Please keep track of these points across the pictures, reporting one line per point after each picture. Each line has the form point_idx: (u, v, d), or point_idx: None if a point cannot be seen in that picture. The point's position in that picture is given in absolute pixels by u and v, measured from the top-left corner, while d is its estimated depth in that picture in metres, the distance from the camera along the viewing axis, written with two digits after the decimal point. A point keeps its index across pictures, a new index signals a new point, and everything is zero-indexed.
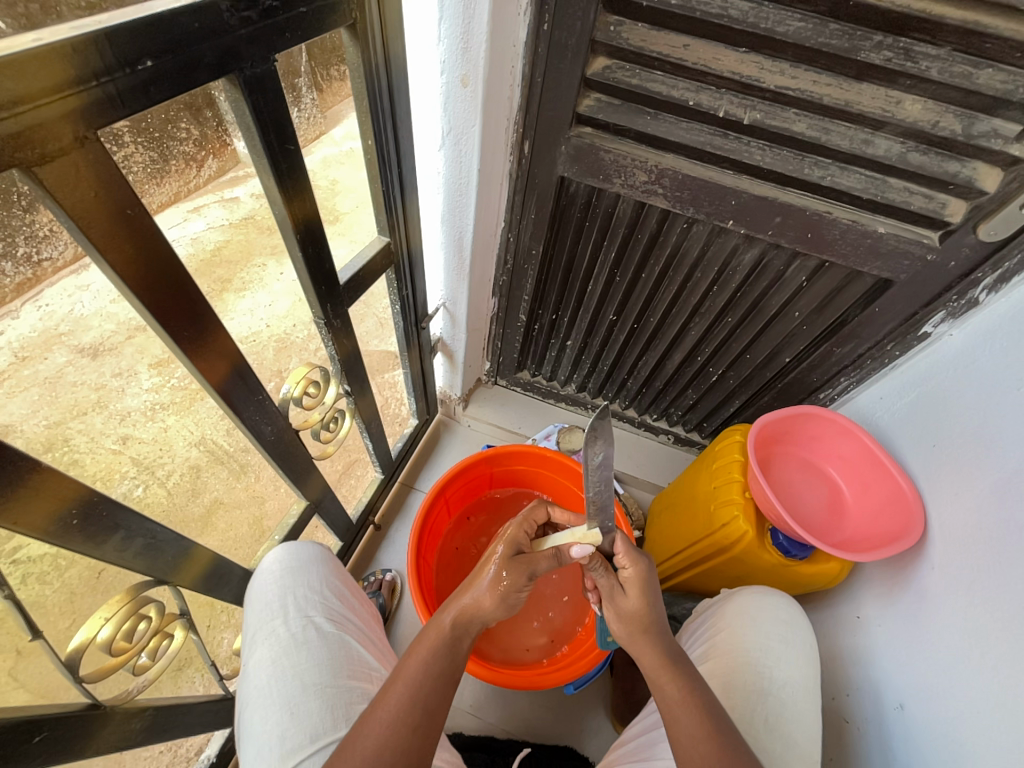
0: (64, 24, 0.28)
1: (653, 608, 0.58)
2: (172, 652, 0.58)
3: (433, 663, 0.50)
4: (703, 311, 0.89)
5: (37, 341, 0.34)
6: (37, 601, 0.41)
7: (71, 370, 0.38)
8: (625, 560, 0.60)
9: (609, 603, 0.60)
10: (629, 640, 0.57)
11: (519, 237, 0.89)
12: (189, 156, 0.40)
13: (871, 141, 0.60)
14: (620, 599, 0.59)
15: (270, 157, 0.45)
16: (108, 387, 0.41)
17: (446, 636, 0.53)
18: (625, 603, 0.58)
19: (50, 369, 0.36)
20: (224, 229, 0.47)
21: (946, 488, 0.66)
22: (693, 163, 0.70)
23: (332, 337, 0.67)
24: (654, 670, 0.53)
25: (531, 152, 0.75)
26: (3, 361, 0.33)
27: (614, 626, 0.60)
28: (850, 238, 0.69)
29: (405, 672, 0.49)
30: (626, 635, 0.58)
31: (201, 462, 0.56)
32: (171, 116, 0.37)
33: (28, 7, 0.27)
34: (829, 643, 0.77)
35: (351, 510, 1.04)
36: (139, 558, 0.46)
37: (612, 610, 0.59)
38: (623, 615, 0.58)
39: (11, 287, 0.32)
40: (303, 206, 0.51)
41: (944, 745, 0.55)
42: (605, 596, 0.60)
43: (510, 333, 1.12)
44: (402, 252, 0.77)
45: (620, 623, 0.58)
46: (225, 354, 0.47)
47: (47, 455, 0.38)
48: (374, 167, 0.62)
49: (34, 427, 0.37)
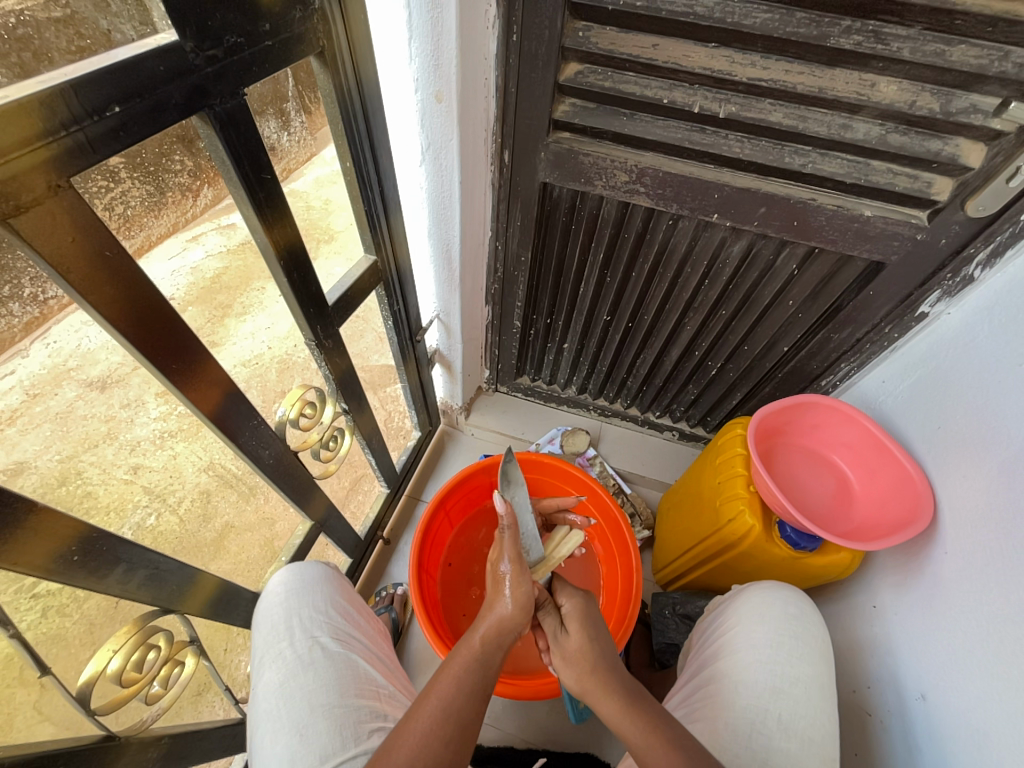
0: (50, 73, 0.29)
1: (597, 649, 0.57)
2: (184, 679, 0.58)
3: (467, 681, 0.50)
4: (696, 305, 0.89)
5: (46, 378, 0.36)
6: (58, 634, 0.42)
7: (81, 403, 0.39)
8: (561, 597, 0.62)
9: (555, 647, 0.59)
10: (580, 682, 0.56)
11: (507, 245, 0.90)
12: (185, 187, 0.42)
13: (849, 126, 0.60)
14: (565, 641, 0.58)
15: (249, 186, 0.45)
16: (118, 418, 0.43)
17: (480, 648, 0.53)
18: (570, 642, 0.58)
19: (61, 404, 0.38)
20: (223, 256, 0.49)
21: (955, 471, 0.64)
22: (673, 160, 0.70)
23: (325, 358, 0.67)
24: (615, 720, 0.52)
25: (511, 161, 0.76)
26: (16, 399, 0.35)
27: (567, 678, 0.57)
28: (837, 223, 0.69)
29: (437, 689, 0.49)
30: (582, 683, 0.55)
31: (211, 487, 0.58)
32: (165, 150, 0.38)
33: (21, 56, 0.28)
34: (847, 634, 0.76)
35: (359, 527, 1.04)
36: (144, 589, 0.46)
37: (560, 654, 0.58)
38: (570, 656, 0.57)
39: (19, 327, 0.33)
40: (285, 232, 0.52)
41: (967, 733, 0.53)
42: (551, 641, 0.60)
43: (506, 340, 1.13)
44: (390, 269, 0.77)
45: (572, 671, 0.57)
46: (216, 382, 0.48)
47: (62, 488, 0.40)
48: (356, 188, 0.63)
49: (47, 462, 0.38)
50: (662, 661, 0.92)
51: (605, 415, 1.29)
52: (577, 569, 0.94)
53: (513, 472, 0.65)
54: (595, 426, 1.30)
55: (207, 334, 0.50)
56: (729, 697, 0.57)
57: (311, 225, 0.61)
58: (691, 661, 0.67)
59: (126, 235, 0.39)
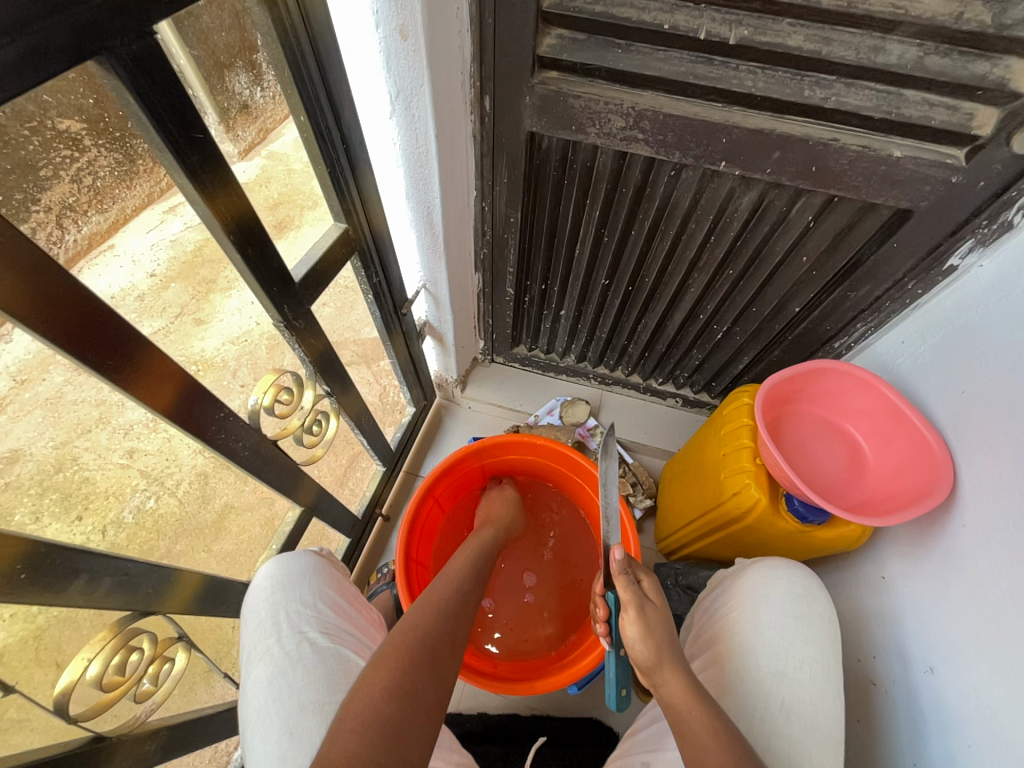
0: None
1: (671, 627, 0.57)
2: (177, 674, 0.57)
3: (478, 560, 0.69)
4: (702, 265, 0.82)
5: (32, 364, 0.36)
6: (68, 618, 0.43)
7: (70, 388, 0.39)
8: (641, 572, 0.62)
9: (637, 617, 0.56)
10: (656, 656, 0.53)
11: (494, 205, 0.82)
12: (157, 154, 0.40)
13: (882, 48, 0.51)
14: (649, 612, 0.57)
15: (178, 151, 0.39)
16: (109, 402, 0.43)
17: (484, 540, 0.74)
18: (652, 614, 0.56)
19: (50, 390, 0.38)
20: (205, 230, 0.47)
21: (978, 439, 0.59)
22: (675, 100, 0.61)
23: (297, 340, 0.62)
24: (676, 698, 0.49)
25: (493, 107, 0.67)
26: (4, 385, 0.35)
27: (638, 648, 0.55)
28: (862, 167, 0.61)
29: (449, 564, 0.68)
30: (656, 658, 0.54)
31: (208, 469, 0.58)
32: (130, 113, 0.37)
33: None
34: (853, 604, 0.74)
35: (356, 506, 1.03)
36: (112, 596, 0.44)
37: (637, 625, 0.56)
38: (649, 630, 0.55)
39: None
40: (232, 202, 0.46)
41: (978, 712, 0.52)
42: (635, 605, 0.56)
43: (500, 309, 1.07)
44: (364, 237, 0.71)
45: (651, 642, 0.54)
46: (166, 376, 0.43)
47: (58, 475, 0.42)
48: (314, 147, 0.56)
49: (42, 450, 0.40)
50: None
51: (606, 383, 1.24)
52: (577, 546, 0.90)
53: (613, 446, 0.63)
54: (596, 395, 1.25)
55: (193, 310, 0.50)
56: (730, 681, 0.55)
57: (293, 190, 0.59)
58: (694, 639, 0.66)
59: (100, 208, 0.39)
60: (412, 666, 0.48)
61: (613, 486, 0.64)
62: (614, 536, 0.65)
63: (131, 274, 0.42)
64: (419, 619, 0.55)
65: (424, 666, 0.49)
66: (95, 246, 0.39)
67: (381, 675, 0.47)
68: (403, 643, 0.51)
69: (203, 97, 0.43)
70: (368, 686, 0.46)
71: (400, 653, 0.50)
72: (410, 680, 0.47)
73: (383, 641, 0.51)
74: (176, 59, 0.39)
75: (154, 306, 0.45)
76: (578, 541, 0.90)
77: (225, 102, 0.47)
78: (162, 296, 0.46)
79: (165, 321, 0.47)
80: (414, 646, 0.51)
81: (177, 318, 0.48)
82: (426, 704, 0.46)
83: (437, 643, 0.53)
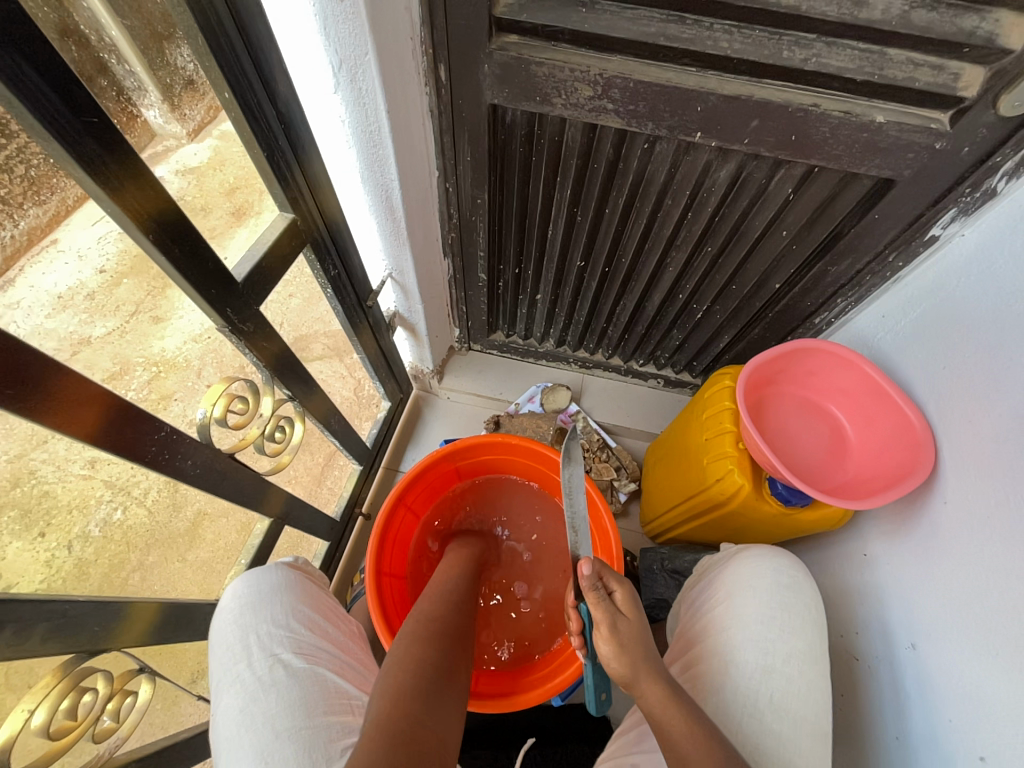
0: None
1: (646, 636, 0.56)
2: (140, 706, 0.58)
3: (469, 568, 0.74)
4: (679, 242, 0.78)
5: None
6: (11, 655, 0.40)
7: None
8: (612, 583, 0.59)
9: (609, 635, 0.54)
10: (632, 672, 0.53)
11: (459, 186, 0.77)
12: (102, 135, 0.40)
13: (865, 2, 0.47)
14: (622, 626, 0.55)
15: (60, 129, 0.34)
16: None
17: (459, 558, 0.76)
18: (625, 628, 0.55)
19: None
20: None
21: (959, 416, 0.59)
22: (646, 65, 0.57)
23: (248, 344, 0.58)
24: (657, 707, 0.51)
25: (450, 77, 0.62)
26: None
27: (613, 665, 0.54)
28: (843, 135, 0.57)
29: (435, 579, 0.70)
30: (631, 673, 0.53)
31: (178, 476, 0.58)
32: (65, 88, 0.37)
33: None
34: (834, 581, 0.74)
35: (334, 508, 1.00)
36: (50, 642, 0.43)
37: (609, 643, 0.54)
38: (623, 645, 0.54)
39: None
40: (147, 195, 0.41)
41: (956, 689, 0.53)
42: (605, 623, 0.54)
43: (473, 295, 1.02)
44: (315, 227, 0.65)
45: (625, 660, 0.53)
46: (89, 397, 0.40)
47: (15, 490, 0.41)
48: (245, 126, 0.50)
49: None
50: (652, 615, 0.92)
51: (586, 367, 1.21)
52: (549, 549, 0.86)
53: (575, 451, 0.62)
54: (577, 379, 1.22)
55: (150, 307, 0.49)
56: (718, 680, 0.56)
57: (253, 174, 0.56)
58: (680, 631, 0.66)
59: (37, 199, 0.38)
60: (442, 649, 0.56)
61: (579, 492, 0.63)
62: (584, 544, 0.63)
63: (79, 271, 0.42)
64: (437, 610, 0.62)
65: (451, 648, 0.57)
66: (35, 245, 0.39)
67: (420, 654, 0.54)
68: (429, 631, 0.58)
69: (143, 71, 0.43)
70: (413, 662, 0.52)
71: (430, 639, 0.56)
72: (443, 659, 0.54)
73: (409, 631, 0.58)
74: (108, 30, 0.39)
75: (107, 305, 0.45)
76: (551, 543, 0.87)
77: (169, 78, 0.45)
78: (116, 293, 0.45)
79: (119, 321, 0.46)
80: (440, 633, 0.58)
81: (133, 317, 0.47)
82: (457, 680, 0.54)
83: (455, 632, 0.60)
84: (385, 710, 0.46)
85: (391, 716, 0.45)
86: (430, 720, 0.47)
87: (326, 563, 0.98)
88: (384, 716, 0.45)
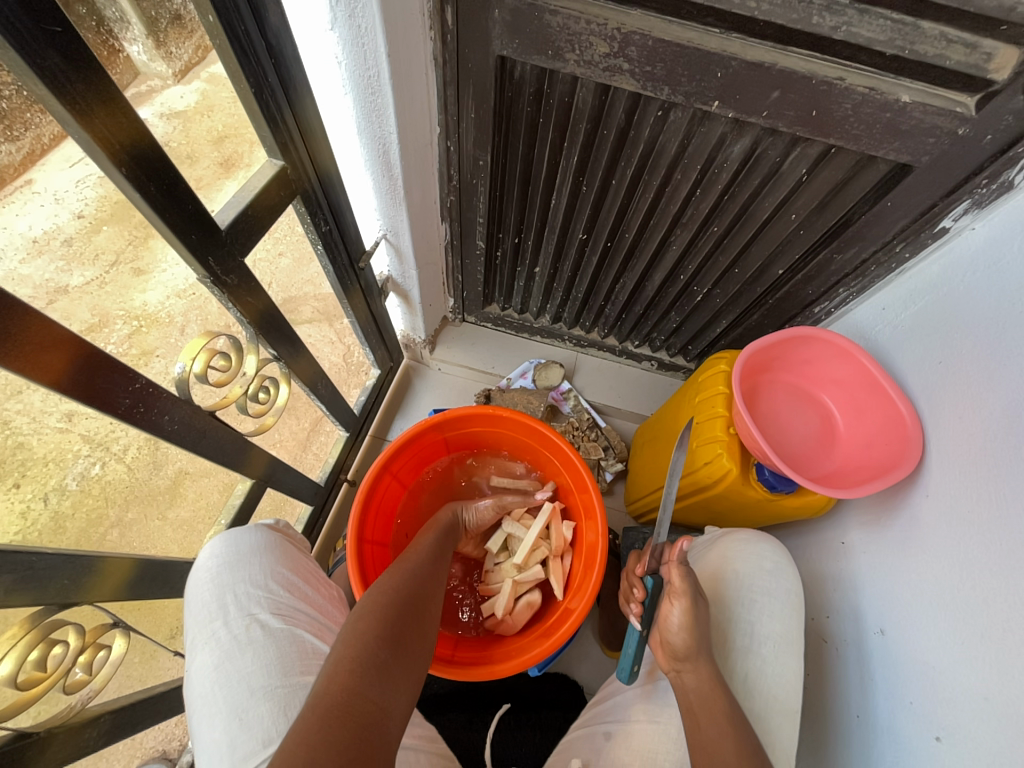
0: None
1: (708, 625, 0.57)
2: (114, 660, 0.58)
3: (442, 533, 0.72)
4: (685, 219, 0.76)
5: None
6: None
7: None
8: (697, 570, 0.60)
9: (689, 609, 0.55)
10: (689, 651, 0.54)
11: (461, 145, 0.73)
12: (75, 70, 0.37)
13: None
14: (699, 606, 0.56)
15: (18, 38, 0.30)
16: None
17: (439, 532, 0.72)
18: (700, 608, 0.56)
19: None
20: None
21: (949, 411, 0.59)
22: (666, 22, 0.53)
23: (230, 298, 0.55)
24: (706, 687, 0.52)
25: (456, 22, 0.58)
26: None
27: (679, 636, 0.55)
28: (865, 114, 0.55)
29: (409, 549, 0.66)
30: (694, 648, 0.54)
31: None
32: None
33: None
34: (811, 567, 0.76)
35: (318, 474, 0.99)
36: (14, 593, 0.42)
37: (681, 618, 0.55)
38: (697, 624, 0.55)
39: None
40: (121, 125, 0.38)
41: (918, 673, 0.55)
42: (689, 597, 0.55)
43: (470, 264, 0.99)
44: (305, 177, 0.62)
45: (693, 633, 0.54)
46: (54, 340, 0.37)
47: None
48: (232, 58, 0.46)
49: None
50: None
51: (581, 345, 1.19)
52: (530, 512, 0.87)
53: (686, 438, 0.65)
54: (570, 357, 1.21)
55: (130, 258, 0.47)
56: None
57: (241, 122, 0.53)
58: None
59: (10, 134, 0.35)
60: (393, 621, 0.52)
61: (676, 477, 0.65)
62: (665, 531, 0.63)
63: (55, 214, 0.40)
64: (400, 580, 0.58)
65: (408, 619, 0.54)
66: (8, 183, 0.37)
67: (372, 626, 0.51)
68: (384, 603, 0.54)
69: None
70: (360, 634, 0.49)
71: (382, 611, 0.53)
72: (395, 630, 0.51)
73: (366, 601, 0.55)
74: None
75: (85, 253, 0.43)
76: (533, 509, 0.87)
77: (153, 11, 0.42)
78: (94, 240, 0.43)
79: (98, 270, 0.44)
80: (396, 603, 0.55)
81: (113, 268, 0.45)
82: (409, 652, 0.51)
83: (415, 604, 0.56)
84: (327, 684, 0.44)
85: (331, 689, 0.43)
86: (373, 689, 0.45)
87: (310, 527, 0.98)
88: (323, 692, 0.43)
